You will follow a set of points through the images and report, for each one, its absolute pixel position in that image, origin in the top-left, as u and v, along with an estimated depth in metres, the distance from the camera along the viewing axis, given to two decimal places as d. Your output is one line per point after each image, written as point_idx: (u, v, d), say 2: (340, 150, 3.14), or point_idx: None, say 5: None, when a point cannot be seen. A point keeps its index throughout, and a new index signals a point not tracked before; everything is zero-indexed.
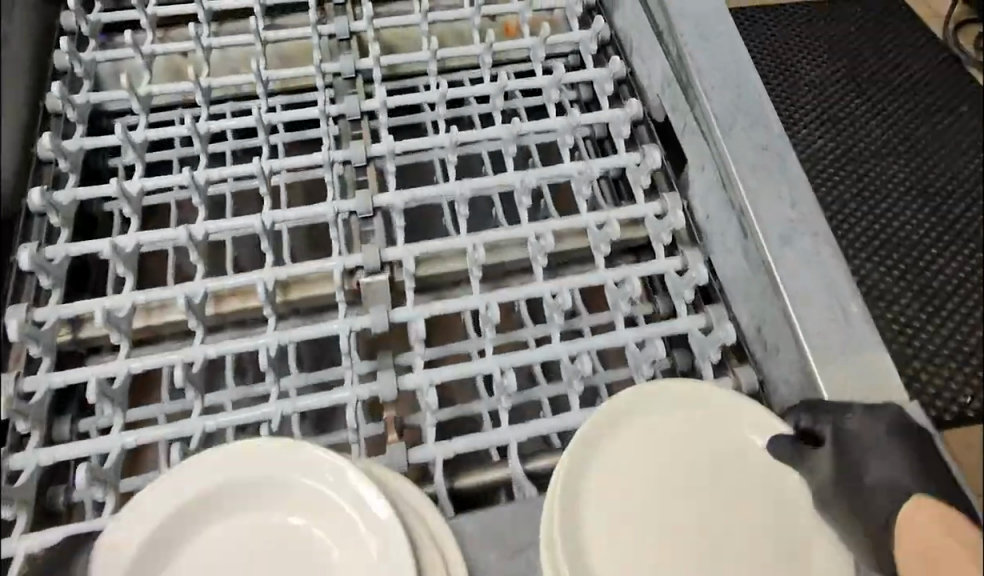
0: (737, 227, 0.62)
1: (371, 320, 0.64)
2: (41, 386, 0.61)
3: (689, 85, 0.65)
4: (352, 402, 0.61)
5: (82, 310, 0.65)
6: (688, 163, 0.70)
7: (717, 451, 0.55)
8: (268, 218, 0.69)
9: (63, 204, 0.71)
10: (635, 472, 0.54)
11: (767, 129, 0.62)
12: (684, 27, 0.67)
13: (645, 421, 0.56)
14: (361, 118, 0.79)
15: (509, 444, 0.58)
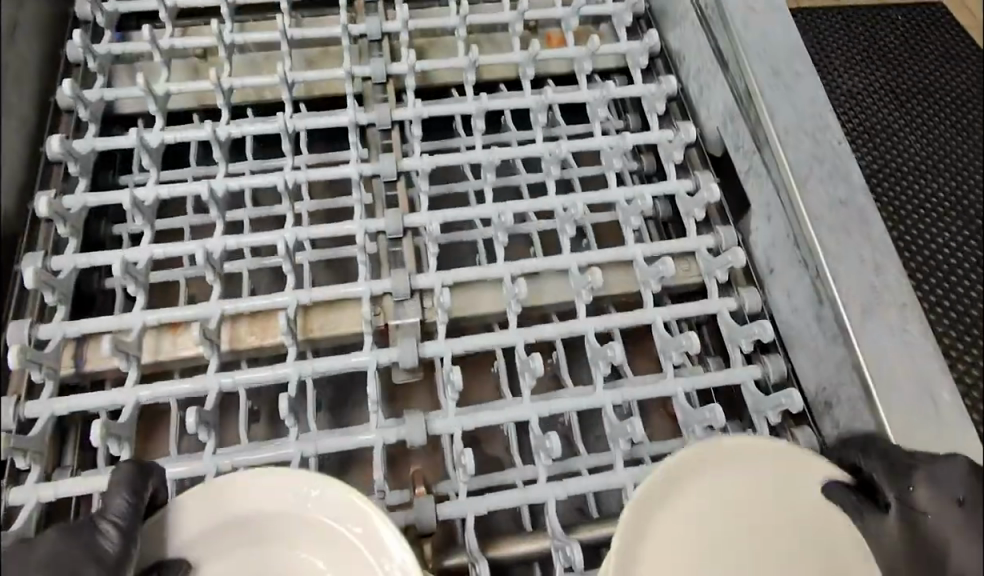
0: (809, 287, 0.65)
1: (399, 356, 0.63)
2: (44, 414, 0.59)
3: (761, 128, 0.68)
4: (378, 445, 0.61)
5: (91, 331, 0.62)
6: (752, 212, 0.74)
7: (768, 481, 0.56)
8: (290, 235, 0.67)
9: (71, 211, 0.66)
10: (699, 525, 0.54)
11: (845, 187, 0.65)
12: (755, 68, 0.70)
13: (713, 474, 0.56)
14: (392, 127, 0.75)
15: (546, 503, 0.60)
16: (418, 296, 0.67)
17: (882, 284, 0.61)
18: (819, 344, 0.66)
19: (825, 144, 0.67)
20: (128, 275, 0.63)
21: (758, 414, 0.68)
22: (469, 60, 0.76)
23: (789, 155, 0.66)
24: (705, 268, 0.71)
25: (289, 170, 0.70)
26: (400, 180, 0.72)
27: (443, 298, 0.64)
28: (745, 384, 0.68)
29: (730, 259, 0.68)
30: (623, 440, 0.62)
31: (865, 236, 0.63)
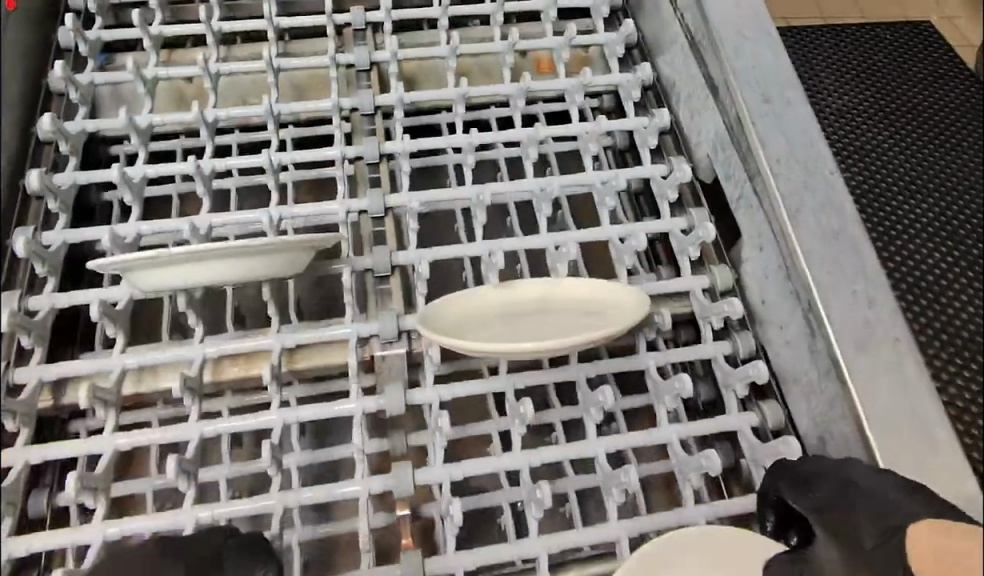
0: (802, 321, 0.67)
1: (380, 327, 0.65)
2: (33, 380, 0.62)
3: (752, 156, 0.71)
4: (357, 414, 0.62)
5: (82, 301, 0.65)
6: (743, 242, 0.76)
7: (508, 327, 0.66)
8: (274, 213, 0.68)
9: (62, 188, 0.68)
10: (498, 337, 0.64)
11: (841, 219, 0.68)
12: (743, 89, 0.73)
13: (473, 332, 0.64)
14: (375, 113, 0.78)
15: (520, 470, 0.62)
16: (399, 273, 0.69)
17: (864, 298, 0.64)
18: (811, 376, 0.67)
19: (815, 174, 0.69)
20: (117, 247, 0.65)
21: (727, 387, 0.70)
22: (450, 49, 0.79)
23: (781, 188, 0.68)
24: (678, 248, 0.74)
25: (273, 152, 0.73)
26: (383, 164, 0.75)
27: (421, 272, 0.67)
28: (716, 359, 0.71)
29: (701, 235, 0.71)
30: (595, 409, 0.63)
31: (846, 250, 0.66)
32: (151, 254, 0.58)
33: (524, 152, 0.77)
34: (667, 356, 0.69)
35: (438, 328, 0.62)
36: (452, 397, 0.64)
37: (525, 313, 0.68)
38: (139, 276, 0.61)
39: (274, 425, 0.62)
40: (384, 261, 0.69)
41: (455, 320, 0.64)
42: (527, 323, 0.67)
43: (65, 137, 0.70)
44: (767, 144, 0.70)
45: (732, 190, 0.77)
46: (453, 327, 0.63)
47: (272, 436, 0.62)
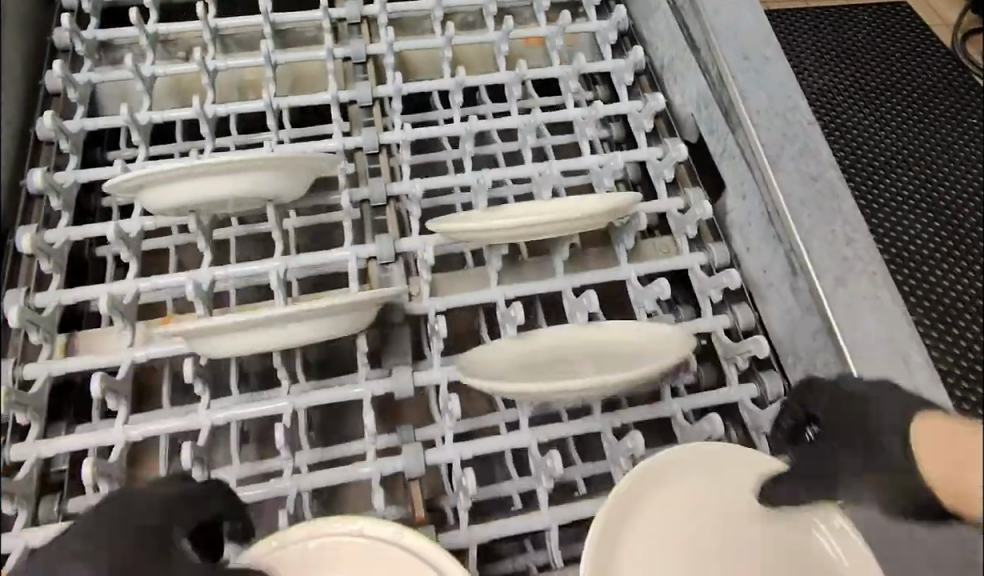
0: (785, 259, 0.74)
1: (396, 388, 0.65)
2: (32, 458, 0.62)
3: (734, 110, 0.77)
4: (376, 476, 0.62)
5: (79, 368, 0.64)
6: (726, 194, 0.83)
7: (526, 229, 0.64)
8: (282, 264, 0.67)
9: (55, 248, 0.67)
10: (511, 231, 0.63)
11: (874, 271, 0.69)
12: (754, 123, 0.75)
13: (489, 229, 0.62)
14: (380, 150, 0.75)
15: (550, 529, 0.63)
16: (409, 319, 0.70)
17: (901, 343, 0.66)
18: (794, 312, 0.73)
19: (798, 140, 0.75)
20: (116, 312, 0.65)
21: (756, 430, 0.72)
22: (446, 38, 0.78)
23: (762, 137, 0.74)
24: (700, 287, 0.78)
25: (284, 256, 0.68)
26: (389, 206, 0.73)
27: (438, 328, 0.68)
28: (744, 403, 0.73)
29: (725, 281, 0.75)
30: (624, 460, 0.65)
31: (844, 238, 0.70)
32: (149, 171, 0.57)
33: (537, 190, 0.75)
34: (691, 402, 0.70)
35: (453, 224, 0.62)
36: (473, 454, 0.64)
37: (538, 232, 0.65)
38: (147, 189, 0.61)
39: (288, 492, 0.62)
40: (387, 250, 0.70)
41: (468, 224, 0.62)
42: (541, 229, 0.64)
43: (56, 191, 0.69)
44: (749, 98, 0.76)
45: (727, 172, 0.83)
46: (469, 228, 0.62)
47: (288, 502, 0.61)
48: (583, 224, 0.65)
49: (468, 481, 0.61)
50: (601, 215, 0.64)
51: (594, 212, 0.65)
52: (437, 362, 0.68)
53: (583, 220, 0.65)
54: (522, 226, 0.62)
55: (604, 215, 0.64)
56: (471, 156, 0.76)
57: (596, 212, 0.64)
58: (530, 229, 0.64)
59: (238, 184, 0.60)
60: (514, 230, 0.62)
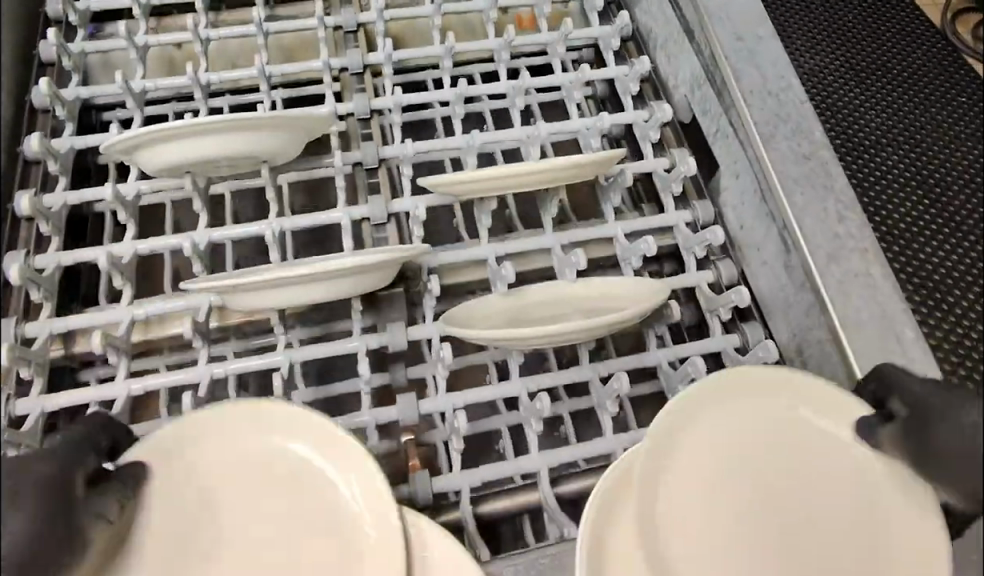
0: (778, 238, 0.77)
1: (389, 340, 0.68)
2: (36, 409, 0.64)
3: (727, 88, 0.80)
4: (372, 424, 0.66)
5: (78, 326, 0.66)
6: (721, 173, 0.86)
7: (508, 183, 0.66)
8: (276, 224, 0.69)
9: (53, 211, 0.69)
10: (491, 181, 0.64)
11: (854, 237, 0.72)
12: (743, 95, 0.79)
13: (473, 184, 0.64)
14: (372, 116, 0.77)
15: (539, 471, 0.66)
16: (405, 278, 0.73)
17: (876, 304, 0.69)
18: (787, 288, 0.77)
19: (790, 120, 0.78)
20: (115, 269, 0.67)
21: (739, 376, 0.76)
22: (436, 6, 0.80)
23: (754, 116, 0.78)
24: (685, 244, 0.81)
25: (274, 219, 0.70)
26: (383, 169, 0.75)
27: (431, 285, 0.71)
28: (726, 350, 0.77)
29: (708, 238, 0.77)
30: (611, 402, 0.68)
31: (837, 215, 0.73)
32: (152, 129, 0.59)
33: (525, 150, 0.77)
34: (676, 352, 0.74)
35: (440, 182, 0.64)
36: (466, 403, 0.68)
37: (524, 187, 0.67)
38: (143, 151, 0.63)
39: None
40: (379, 211, 0.72)
41: (453, 182, 0.64)
42: (524, 183, 0.66)
43: (53, 155, 0.71)
44: (741, 77, 0.79)
45: (721, 151, 0.85)
46: (458, 185, 0.64)
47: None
48: (567, 178, 0.67)
49: (459, 421, 0.65)
50: (582, 169, 0.67)
51: (579, 172, 0.67)
52: (431, 319, 0.71)
53: (562, 176, 0.67)
54: (500, 177, 0.64)
55: (584, 169, 0.67)
56: (461, 118, 0.79)
57: (575, 167, 0.66)
58: (514, 183, 0.65)
59: (230, 140, 0.62)
60: (495, 180, 0.64)
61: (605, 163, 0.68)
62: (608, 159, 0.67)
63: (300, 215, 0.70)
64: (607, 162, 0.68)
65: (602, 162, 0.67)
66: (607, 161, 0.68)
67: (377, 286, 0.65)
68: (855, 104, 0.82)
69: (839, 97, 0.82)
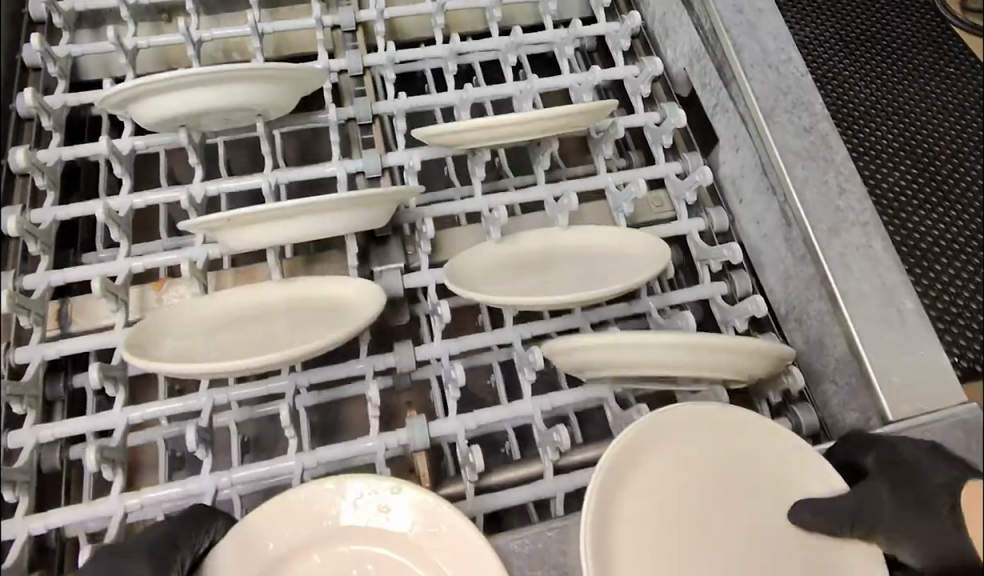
0: (778, 211, 0.77)
1: (385, 284, 0.69)
2: (37, 360, 0.64)
3: (728, 64, 0.79)
4: (369, 371, 0.67)
5: (75, 279, 0.66)
6: (720, 145, 0.85)
7: (501, 132, 0.64)
8: (271, 177, 0.68)
9: (49, 165, 0.68)
10: (484, 130, 0.63)
11: (855, 211, 0.72)
12: (744, 68, 0.78)
13: (465, 132, 0.63)
14: (364, 74, 0.76)
15: (532, 416, 0.66)
16: (401, 236, 0.73)
17: (878, 279, 0.69)
18: (787, 260, 0.77)
19: (791, 92, 0.77)
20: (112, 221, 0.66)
21: (726, 323, 0.75)
22: None
23: (757, 90, 0.77)
24: (675, 192, 0.80)
25: (270, 171, 0.69)
26: (376, 124, 0.74)
27: (426, 230, 0.70)
28: (714, 298, 0.76)
29: (698, 178, 0.77)
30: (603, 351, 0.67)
31: (839, 188, 0.73)
32: (142, 81, 0.57)
33: (517, 103, 0.76)
34: (664, 300, 0.73)
35: (433, 131, 0.63)
36: (460, 350, 0.68)
37: (516, 136, 0.66)
38: (136, 104, 0.62)
39: (287, 390, 0.66)
40: (374, 165, 0.70)
41: (445, 130, 0.62)
42: (517, 131, 0.64)
43: (46, 111, 0.69)
44: (742, 51, 0.78)
45: (720, 124, 0.84)
46: (451, 135, 0.63)
47: (284, 398, 0.65)
48: (559, 127, 0.66)
49: (454, 369, 0.65)
50: (575, 118, 0.65)
51: (571, 121, 0.66)
52: (425, 268, 0.70)
53: (555, 125, 0.65)
54: (494, 127, 0.63)
55: (577, 118, 0.66)
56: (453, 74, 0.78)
57: (565, 117, 0.64)
58: (507, 131, 0.64)
59: (221, 92, 0.61)
60: (488, 130, 0.63)
61: (597, 113, 0.67)
62: (599, 109, 0.66)
63: (294, 169, 0.69)
64: (598, 112, 0.66)
65: (594, 110, 0.66)
66: (599, 112, 0.67)
67: (376, 224, 0.65)
68: (844, 75, 0.79)
69: (827, 69, 0.79)
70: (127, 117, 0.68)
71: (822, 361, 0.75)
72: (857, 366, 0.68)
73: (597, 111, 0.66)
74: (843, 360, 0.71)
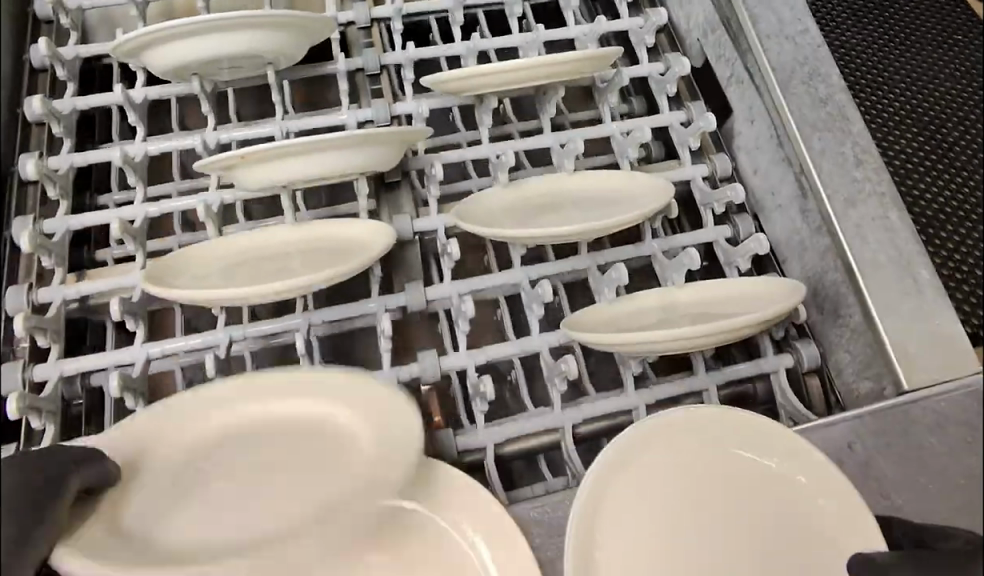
0: (794, 183, 0.76)
1: (396, 228, 0.68)
2: (58, 298, 0.64)
3: (744, 36, 0.78)
4: (380, 311, 0.66)
5: (94, 223, 0.67)
6: (735, 117, 0.85)
7: (503, 78, 0.64)
8: (283, 125, 0.69)
9: (63, 112, 0.71)
10: (486, 77, 0.64)
11: (871, 183, 0.71)
12: (758, 39, 0.77)
13: (467, 77, 0.63)
14: (372, 26, 0.78)
15: (539, 351, 0.67)
16: (409, 178, 0.74)
17: (893, 252, 0.68)
18: (802, 232, 0.76)
19: (808, 64, 0.76)
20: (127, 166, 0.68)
21: (730, 264, 0.75)
22: None
23: (773, 62, 0.76)
24: (678, 139, 0.80)
25: (283, 120, 0.70)
26: (384, 74, 0.76)
27: (433, 171, 0.69)
28: (718, 242, 0.76)
29: (702, 125, 0.77)
30: (608, 289, 0.67)
31: (855, 159, 0.72)
32: (153, 27, 0.58)
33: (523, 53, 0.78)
34: (669, 243, 0.73)
35: (437, 78, 0.64)
36: (471, 290, 0.68)
37: (519, 83, 0.66)
38: (148, 51, 0.63)
39: (300, 328, 0.65)
40: (383, 115, 0.71)
41: (449, 77, 0.63)
42: (519, 78, 0.65)
43: (59, 59, 0.72)
44: (759, 24, 0.78)
45: (735, 97, 0.84)
46: (454, 82, 0.64)
47: (300, 334, 0.65)
48: (563, 73, 0.66)
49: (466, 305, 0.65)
50: (577, 64, 0.65)
51: (574, 67, 0.66)
52: (435, 211, 0.70)
53: (557, 70, 0.65)
54: (494, 72, 0.63)
55: (580, 64, 0.65)
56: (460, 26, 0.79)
57: (567, 64, 0.64)
58: (510, 76, 0.64)
59: (226, 39, 0.61)
60: (491, 77, 0.64)
61: (602, 59, 0.66)
62: (604, 55, 0.66)
63: (305, 118, 0.70)
64: (603, 57, 0.66)
65: (597, 55, 0.65)
66: (602, 59, 0.66)
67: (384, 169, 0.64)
68: (853, 42, 0.78)
69: (838, 35, 0.78)
70: (139, 67, 0.70)
71: (835, 331, 0.74)
72: (874, 337, 0.67)
73: (600, 57, 0.66)
74: (860, 331, 0.70)
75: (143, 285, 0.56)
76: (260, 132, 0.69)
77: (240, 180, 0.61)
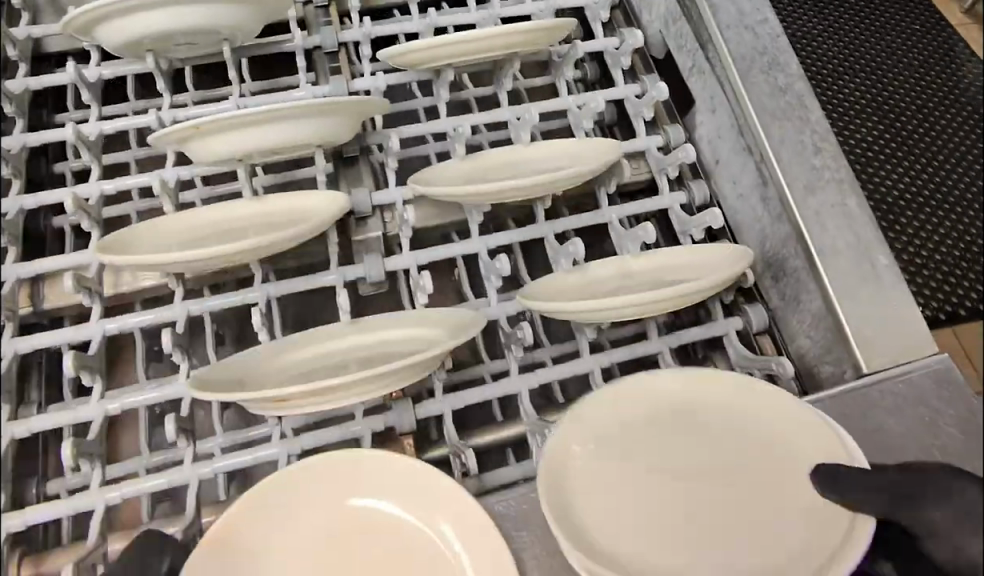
0: (754, 171, 0.77)
1: (353, 201, 0.68)
2: (12, 277, 0.62)
3: (705, 26, 0.80)
4: (338, 281, 0.66)
5: (48, 202, 0.65)
6: (696, 108, 0.86)
7: (457, 47, 0.64)
8: (240, 102, 0.68)
9: (14, 91, 0.69)
10: (438, 47, 0.63)
11: (830, 170, 0.72)
12: (717, 28, 0.78)
13: (419, 47, 0.63)
14: (330, 5, 0.78)
15: (498, 319, 0.68)
16: (368, 155, 0.73)
17: (852, 239, 0.70)
18: (763, 220, 0.78)
19: (767, 54, 0.77)
20: (82, 144, 0.67)
21: (683, 233, 0.76)
22: None
23: (734, 51, 0.77)
24: (632, 110, 0.80)
25: (240, 97, 0.68)
26: (342, 53, 0.76)
27: (390, 144, 0.69)
28: (673, 209, 0.77)
29: (654, 94, 0.77)
30: (565, 260, 0.68)
31: (814, 147, 0.73)
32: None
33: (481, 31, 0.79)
34: (624, 210, 0.74)
35: (391, 51, 0.64)
36: (429, 261, 0.68)
37: (472, 55, 0.66)
38: (102, 25, 0.61)
39: (258, 301, 0.65)
40: (341, 92, 0.70)
41: (402, 49, 0.63)
42: (471, 48, 0.64)
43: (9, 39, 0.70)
44: (718, 14, 0.79)
45: (696, 87, 0.85)
46: (406, 54, 0.64)
47: (257, 306, 0.64)
48: (518, 44, 0.66)
49: (423, 278, 0.65)
50: (530, 33, 0.65)
51: (527, 36, 0.65)
52: (393, 183, 0.70)
53: (511, 39, 0.65)
54: (447, 44, 0.63)
55: (534, 35, 0.65)
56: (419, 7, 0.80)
57: (519, 35, 0.64)
58: (464, 45, 0.64)
59: (181, 14, 0.60)
60: (446, 48, 0.64)
61: (556, 31, 0.66)
62: (557, 26, 0.66)
63: (262, 96, 0.69)
64: (557, 28, 0.66)
65: (551, 25, 0.65)
66: (556, 29, 0.66)
67: (340, 141, 0.63)
68: (815, 35, 0.80)
69: (796, 28, 0.81)
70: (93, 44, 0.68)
71: (796, 316, 0.75)
72: (833, 321, 0.69)
73: (554, 27, 0.66)
74: (820, 316, 0.71)
75: (96, 253, 0.54)
76: (217, 109, 0.68)
77: (191, 148, 0.59)
